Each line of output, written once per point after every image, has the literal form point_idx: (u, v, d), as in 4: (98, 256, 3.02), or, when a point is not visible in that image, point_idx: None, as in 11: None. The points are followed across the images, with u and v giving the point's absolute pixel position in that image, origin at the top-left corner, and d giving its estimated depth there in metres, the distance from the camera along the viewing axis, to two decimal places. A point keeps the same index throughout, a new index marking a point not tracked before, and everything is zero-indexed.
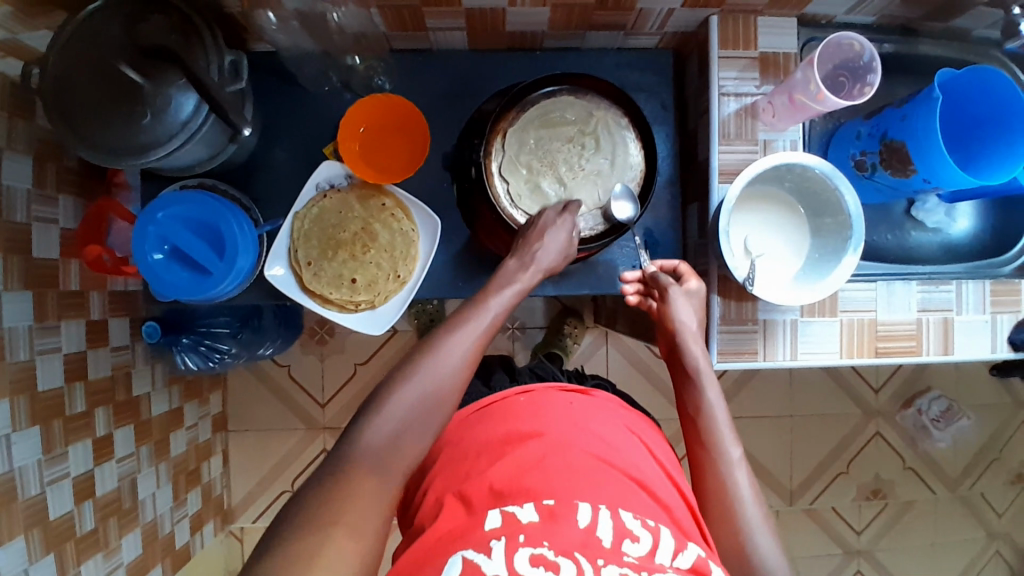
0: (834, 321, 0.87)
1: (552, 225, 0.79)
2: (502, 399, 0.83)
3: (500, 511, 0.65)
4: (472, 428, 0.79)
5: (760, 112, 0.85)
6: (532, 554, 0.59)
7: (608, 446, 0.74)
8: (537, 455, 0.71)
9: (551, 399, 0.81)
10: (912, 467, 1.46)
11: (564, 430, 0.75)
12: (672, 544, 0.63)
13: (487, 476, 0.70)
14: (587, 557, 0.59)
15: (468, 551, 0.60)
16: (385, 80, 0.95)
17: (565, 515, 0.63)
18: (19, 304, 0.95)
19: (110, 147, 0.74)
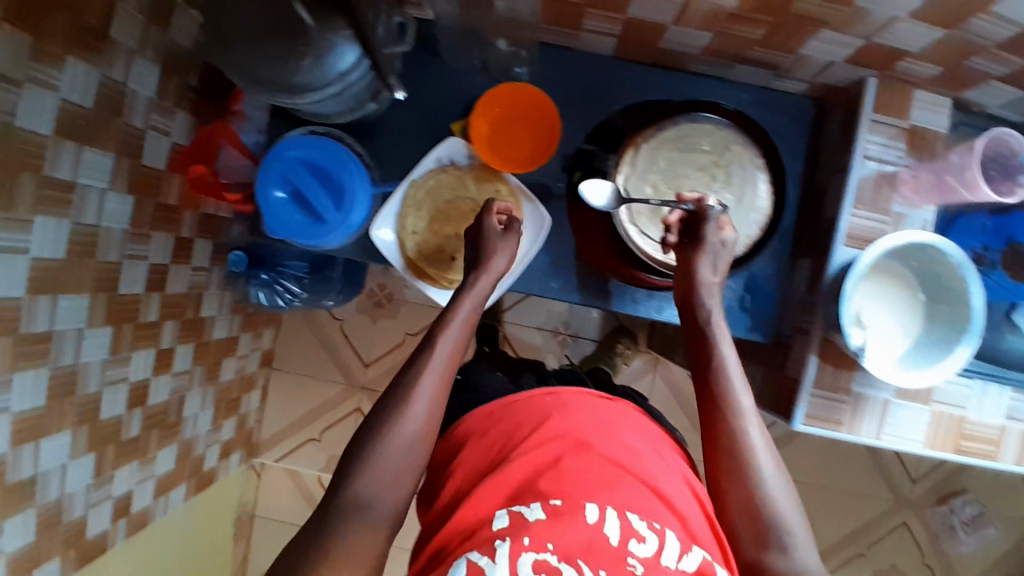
0: (925, 410, 0.86)
1: (493, 243, 0.81)
2: (524, 397, 0.80)
3: (510, 507, 0.66)
4: (495, 421, 0.79)
5: (900, 184, 0.84)
6: (536, 560, 0.59)
7: (627, 451, 0.71)
8: (554, 455, 0.69)
9: (579, 403, 0.77)
10: (931, 564, 1.43)
11: (584, 428, 0.73)
12: (677, 546, 0.63)
13: (502, 473, 0.69)
14: (589, 565, 0.60)
15: (473, 553, 0.61)
16: (524, 69, 0.92)
17: (571, 515, 0.63)
18: (121, 206, 0.96)
19: (264, 80, 0.75)
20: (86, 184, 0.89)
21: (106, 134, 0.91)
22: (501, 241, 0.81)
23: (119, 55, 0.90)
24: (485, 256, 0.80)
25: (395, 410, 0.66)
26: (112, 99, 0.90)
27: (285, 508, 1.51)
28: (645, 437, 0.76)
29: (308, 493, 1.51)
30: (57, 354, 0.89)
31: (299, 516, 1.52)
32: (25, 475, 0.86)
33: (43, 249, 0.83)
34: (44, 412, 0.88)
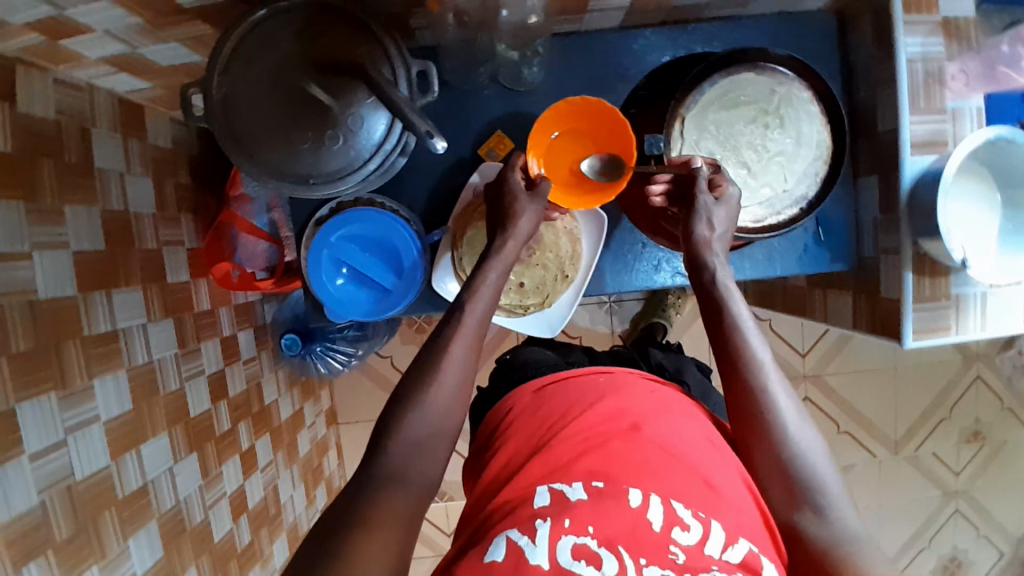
0: (1020, 291, 0.85)
1: (520, 206, 0.75)
2: (580, 374, 0.85)
3: (550, 486, 0.67)
4: (546, 402, 0.81)
5: (948, 79, 0.81)
6: (575, 543, 0.60)
7: (684, 441, 0.72)
8: (603, 434, 0.72)
9: (632, 382, 0.82)
10: (1010, 407, 1.49)
11: (641, 414, 0.75)
12: (722, 538, 0.62)
13: (552, 450, 0.72)
14: (631, 553, 0.60)
15: (514, 532, 0.62)
16: (535, 66, 0.86)
17: (615, 497, 0.64)
18: (163, 332, 0.91)
19: (299, 173, 0.69)
20: (126, 325, 0.84)
21: (127, 268, 0.86)
22: (525, 202, 0.75)
23: (111, 179, 0.86)
24: (510, 211, 0.75)
25: (439, 353, 0.67)
26: (116, 231, 0.85)
27: None
28: (695, 418, 0.77)
29: None
30: (158, 501, 0.86)
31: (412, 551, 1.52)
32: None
33: (111, 409, 0.80)
34: (165, 560, 0.86)
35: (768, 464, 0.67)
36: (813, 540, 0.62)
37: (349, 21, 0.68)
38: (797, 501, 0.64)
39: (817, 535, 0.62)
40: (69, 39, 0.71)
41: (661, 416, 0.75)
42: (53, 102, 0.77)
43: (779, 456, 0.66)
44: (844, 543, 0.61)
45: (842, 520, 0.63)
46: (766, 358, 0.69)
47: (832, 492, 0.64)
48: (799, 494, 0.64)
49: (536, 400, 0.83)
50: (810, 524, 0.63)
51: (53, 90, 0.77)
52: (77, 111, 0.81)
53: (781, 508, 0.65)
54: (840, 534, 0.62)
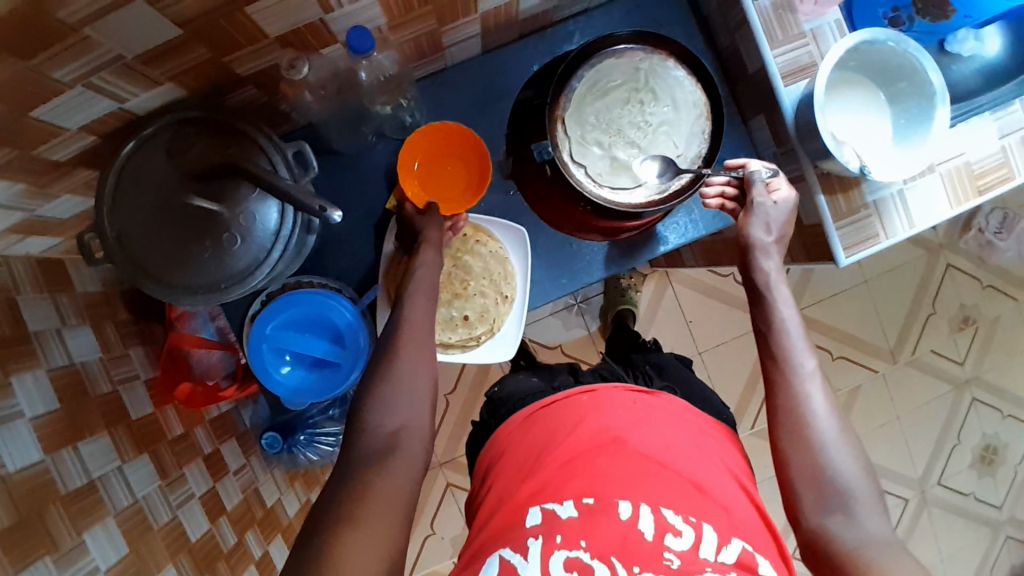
0: (934, 177, 0.87)
1: (421, 223, 0.81)
2: (563, 396, 0.83)
3: (542, 506, 0.69)
4: (534, 429, 0.80)
5: (797, 5, 0.83)
6: (568, 556, 0.63)
7: (672, 448, 0.74)
8: (591, 452, 0.73)
9: (613, 400, 0.80)
10: (990, 284, 1.46)
11: (626, 428, 0.75)
12: (714, 540, 0.65)
13: (539, 476, 0.72)
14: (624, 562, 0.63)
15: (508, 552, 0.66)
16: (415, 114, 0.90)
17: (606, 512, 0.66)
18: (142, 468, 0.91)
19: (210, 283, 0.71)
20: (102, 474, 0.84)
21: (88, 418, 0.86)
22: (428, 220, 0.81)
23: (51, 340, 0.86)
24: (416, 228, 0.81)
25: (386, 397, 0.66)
26: (67, 386, 0.85)
27: None
28: (692, 425, 0.79)
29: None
30: None
31: None
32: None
33: (109, 557, 0.80)
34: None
35: (800, 471, 0.66)
36: (839, 543, 0.63)
37: (212, 128, 0.71)
38: (827, 505, 0.64)
39: (841, 539, 0.63)
40: None
41: (650, 426, 0.76)
42: None
43: (811, 459, 0.66)
44: (867, 549, 0.62)
45: (868, 527, 0.63)
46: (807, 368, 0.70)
47: (858, 498, 0.64)
48: (830, 500, 0.64)
49: (523, 427, 0.82)
50: (832, 528, 0.63)
51: None
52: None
53: (809, 513, 0.65)
54: (864, 541, 0.62)
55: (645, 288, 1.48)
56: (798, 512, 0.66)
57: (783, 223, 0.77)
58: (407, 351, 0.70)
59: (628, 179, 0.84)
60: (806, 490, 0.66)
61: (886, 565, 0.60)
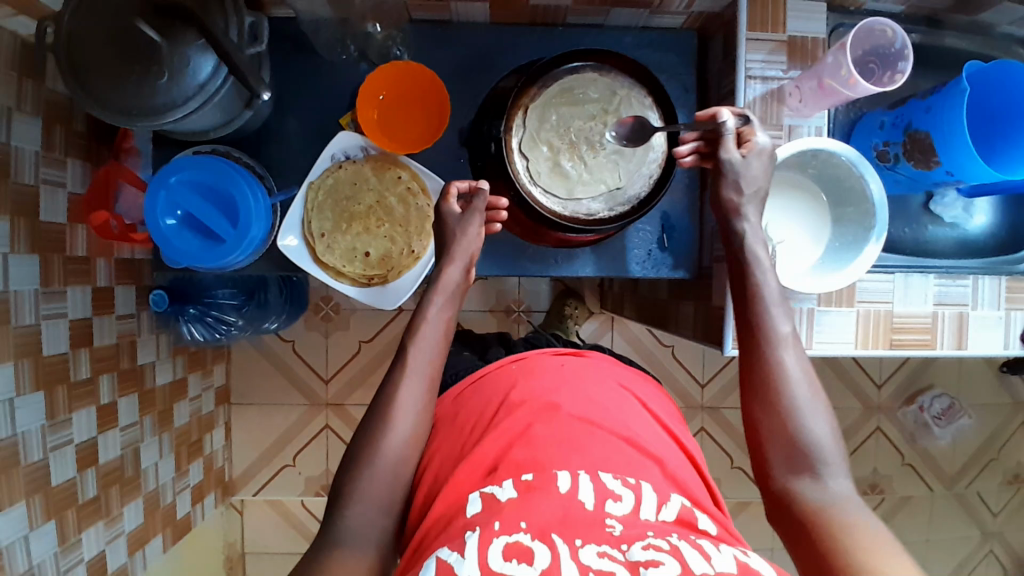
0: (851, 312, 0.86)
1: (457, 228, 0.83)
2: (495, 366, 0.86)
3: (480, 491, 0.68)
4: (469, 399, 0.83)
5: (786, 97, 0.84)
6: (509, 540, 0.59)
7: (597, 407, 0.77)
8: (524, 423, 0.74)
9: (543, 363, 0.84)
10: (911, 463, 1.42)
11: (547, 393, 0.78)
12: (654, 499, 0.68)
13: (478, 450, 0.73)
14: (565, 536, 0.60)
15: (445, 550, 0.60)
16: (404, 51, 0.92)
17: (544, 489, 0.66)
18: (26, 267, 0.95)
19: (127, 107, 0.72)
20: None
21: None
22: (464, 221, 0.82)
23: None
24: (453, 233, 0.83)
25: (388, 409, 0.74)
26: None
27: (272, 538, 1.50)
28: (616, 384, 0.84)
29: (291, 518, 1.50)
30: None
31: (286, 543, 1.50)
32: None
33: None
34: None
35: (771, 431, 0.67)
36: (805, 500, 0.64)
37: None
38: (796, 466, 0.66)
39: (811, 498, 0.64)
40: None
41: (572, 385, 0.80)
42: None
43: (784, 423, 0.67)
44: (833, 505, 0.63)
45: (838, 487, 0.65)
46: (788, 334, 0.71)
47: (829, 448, 0.66)
48: (798, 458, 0.66)
49: (458, 400, 0.84)
50: (806, 492, 0.65)
51: None
52: None
53: (777, 474, 0.67)
54: (831, 497, 0.64)
55: (587, 323, 1.47)
56: (768, 472, 0.67)
57: (761, 177, 0.75)
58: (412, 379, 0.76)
59: (560, 188, 0.85)
60: (772, 452, 0.67)
61: (852, 518, 0.62)
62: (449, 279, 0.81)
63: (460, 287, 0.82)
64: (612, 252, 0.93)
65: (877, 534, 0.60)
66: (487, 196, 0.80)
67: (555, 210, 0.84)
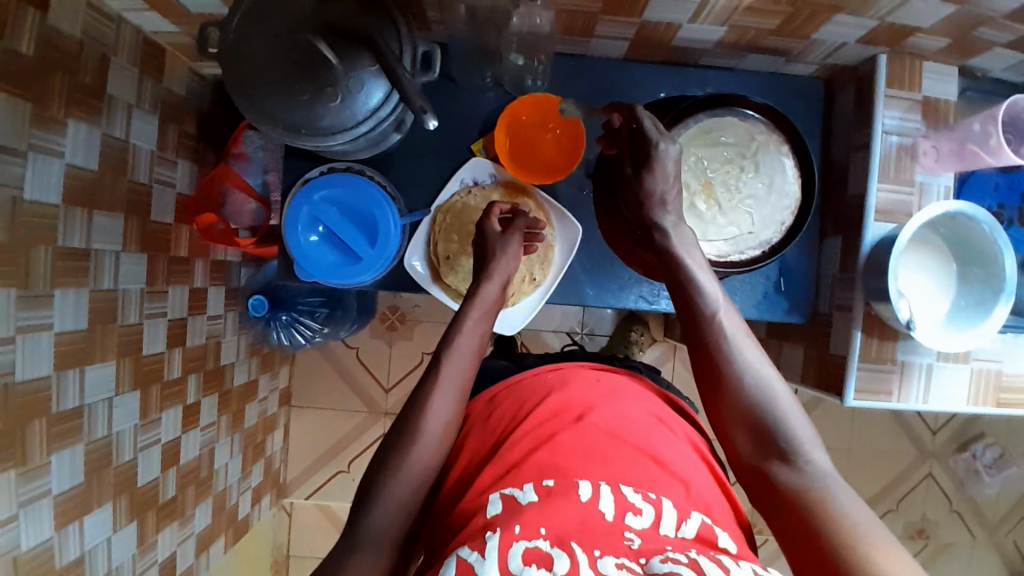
0: (964, 369, 0.88)
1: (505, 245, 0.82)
2: (531, 373, 0.88)
3: (502, 493, 0.69)
4: (504, 401, 0.85)
5: (920, 155, 0.86)
6: (529, 546, 0.61)
7: (630, 424, 0.78)
8: (549, 430, 0.76)
9: (579, 374, 0.86)
10: (958, 510, 1.45)
11: (578, 402, 0.80)
12: (675, 516, 0.67)
13: (506, 453, 0.75)
14: (584, 546, 0.61)
15: (466, 549, 0.62)
16: (538, 80, 0.93)
17: (566, 494, 0.67)
18: (134, 265, 0.94)
19: (294, 123, 0.73)
20: (100, 249, 0.87)
21: (113, 196, 0.89)
22: (503, 241, 0.83)
23: (118, 109, 0.89)
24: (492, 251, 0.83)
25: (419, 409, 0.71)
26: (113, 159, 0.88)
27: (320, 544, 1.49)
28: (649, 408, 0.83)
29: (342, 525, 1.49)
30: (90, 428, 0.88)
31: None
32: (74, 556, 0.86)
33: (68, 323, 0.82)
34: (84, 488, 0.87)
35: (734, 421, 0.69)
36: (788, 488, 0.64)
37: None
38: (770, 453, 0.66)
39: (793, 483, 0.64)
40: None
41: (607, 401, 0.81)
42: (84, 25, 0.81)
43: (744, 410, 0.68)
44: (815, 485, 0.63)
45: (816, 464, 0.64)
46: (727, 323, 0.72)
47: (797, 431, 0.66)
48: (767, 445, 0.67)
49: (489, 401, 0.87)
50: (785, 477, 0.65)
51: (85, 17, 0.80)
52: (102, 37, 0.84)
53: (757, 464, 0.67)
54: (808, 478, 0.64)
55: (653, 347, 1.49)
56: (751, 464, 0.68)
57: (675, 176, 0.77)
58: (445, 378, 0.73)
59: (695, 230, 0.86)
60: (748, 442, 0.68)
61: (832, 494, 0.62)
62: (487, 295, 0.81)
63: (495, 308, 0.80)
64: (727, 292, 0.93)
65: (858, 515, 0.59)
66: (527, 218, 0.84)
67: None
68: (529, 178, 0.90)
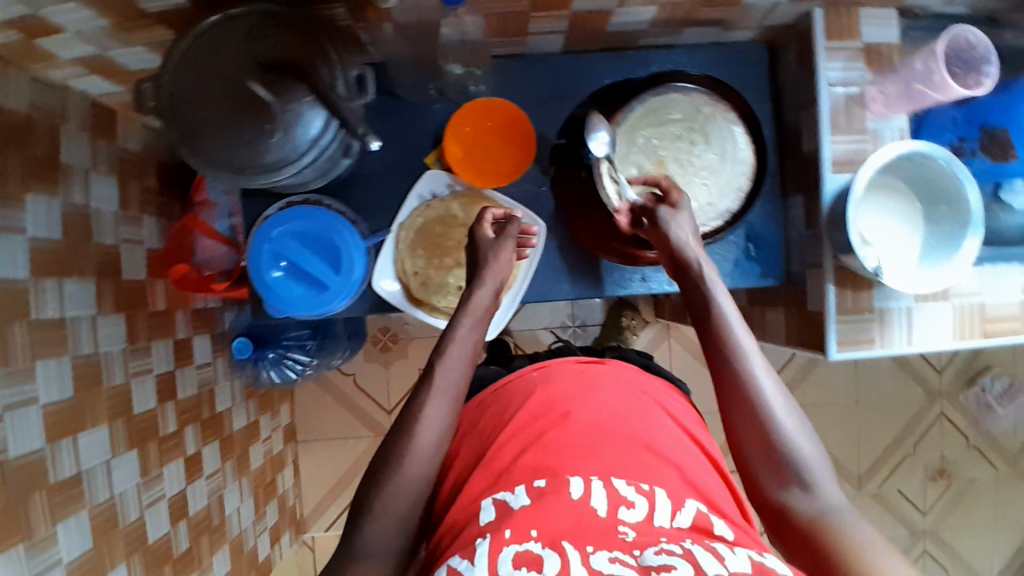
0: (946, 306, 0.87)
1: (491, 250, 0.83)
2: (515, 376, 0.88)
3: (493, 498, 0.70)
4: (489, 407, 0.86)
5: (869, 102, 0.86)
6: (518, 549, 0.60)
7: (614, 415, 0.79)
8: (539, 432, 0.77)
9: (562, 368, 0.87)
10: (976, 445, 1.43)
11: (563, 402, 0.80)
12: (669, 505, 0.68)
13: (494, 458, 0.76)
14: (577, 544, 0.61)
15: (457, 558, 0.62)
16: (481, 85, 0.93)
17: (557, 493, 0.67)
18: (113, 326, 0.94)
19: (238, 164, 0.73)
20: (75, 315, 0.87)
21: (81, 261, 0.89)
22: (497, 246, 0.83)
23: (75, 176, 0.90)
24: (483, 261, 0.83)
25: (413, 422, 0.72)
26: (76, 226, 0.89)
27: None
28: (635, 391, 0.85)
29: None
30: (91, 494, 0.88)
31: None
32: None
33: (52, 394, 0.83)
34: (94, 553, 0.88)
35: (749, 440, 0.70)
36: (801, 515, 0.66)
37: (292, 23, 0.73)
38: (784, 480, 0.68)
39: (804, 510, 0.66)
40: (47, 40, 0.76)
41: (593, 395, 0.81)
42: (26, 98, 0.81)
43: (766, 433, 0.69)
44: (829, 516, 0.65)
45: (826, 495, 0.67)
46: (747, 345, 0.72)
47: (814, 465, 0.68)
48: (782, 466, 0.68)
49: (476, 408, 0.88)
50: (801, 506, 0.67)
51: (25, 90, 0.81)
52: (48, 107, 0.85)
53: (772, 491, 0.68)
54: (822, 505, 0.66)
55: (644, 333, 1.48)
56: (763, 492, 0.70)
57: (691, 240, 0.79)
58: (439, 384, 0.74)
59: None
60: (764, 472, 0.69)
61: (843, 524, 0.64)
62: (479, 301, 0.81)
63: (485, 317, 0.80)
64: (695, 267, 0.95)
65: (869, 541, 0.62)
66: (520, 223, 0.83)
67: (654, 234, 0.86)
68: (486, 183, 0.90)
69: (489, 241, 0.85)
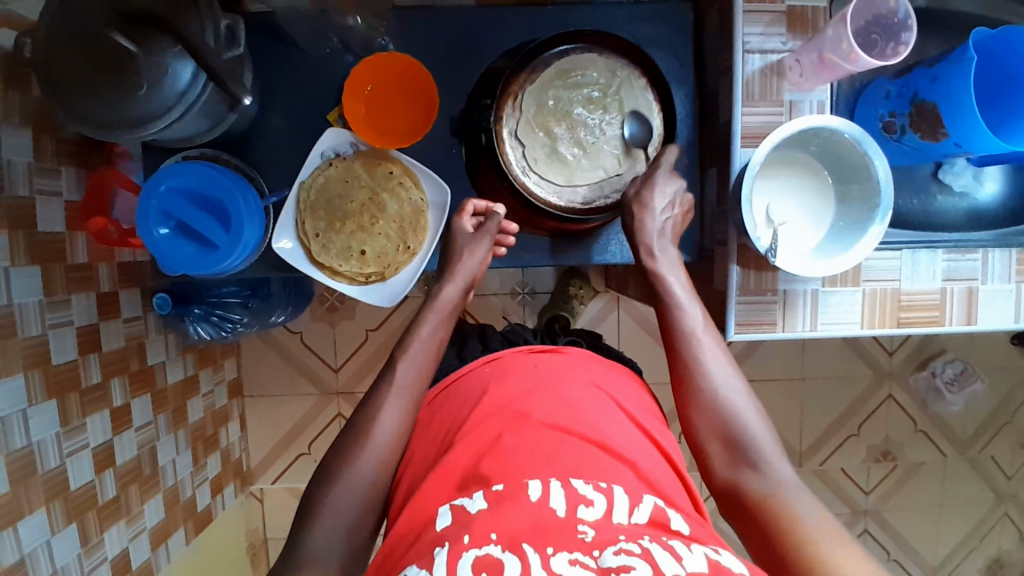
0: (856, 292, 0.84)
1: (466, 245, 0.85)
2: (468, 370, 0.76)
3: (452, 503, 0.59)
4: (440, 408, 0.74)
5: (786, 71, 0.81)
6: (477, 554, 0.51)
7: (572, 409, 0.66)
8: (495, 433, 0.64)
9: (517, 362, 0.73)
10: (923, 429, 1.41)
11: (521, 400, 0.67)
12: (626, 502, 0.58)
13: (448, 462, 0.63)
14: (536, 545, 0.52)
15: (413, 569, 0.53)
16: (389, 40, 0.90)
17: (515, 498, 0.57)
18: (28, 279, 0.91)
19: (106, 121, 0.71)
20: None
21: None
22: (474, 241, 0.85)
23: None
24: (455, 254, 0.85)
25: (363, 421, 0.70)
26: None
27: None
28: (592, 383, 0.72)
29: None
30: (6, 440, 0.86)
31: None
32: (11, 561, 0.86)
33: None
34: (11, 496, 0.87)
35: (707, 431, 0.70)
36: (751, 492, 0.65)
37: None
38: (736, 459, 0.68)
39: (755, 488, 0.66)
40: None
41: (551, 387, 0.69)
42: None
43: (716, 411, 0.70)
44: (776, 493, 0.64)
45: (777, 475, 0.66)
46: (698, 332, 0.75)
47: (764, 444, 0.68)
48: (736, 453, 0.68)
49: (430, 404, 0.76)
50: (750, 482, 0.66)
51: None
52: None
53: (721, 468, 0.68)
54: (775, 487, 0.65)
55: (593, 303, 1.46)
56: (711, 469, 0.70)
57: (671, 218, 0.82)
58: (399, 381, 0.73)
59: (553, 177, 0.85)
60: (716, 457, 0.69)
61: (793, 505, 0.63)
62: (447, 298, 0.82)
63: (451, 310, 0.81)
64: (612, 248, 0.94)
65: (819, 519, 0.61)
66: (499, 220, 0.86)
67: (552, 206, 0.85)
68: (391, 145, 0.88)
69: (467, 235, 0.87)
